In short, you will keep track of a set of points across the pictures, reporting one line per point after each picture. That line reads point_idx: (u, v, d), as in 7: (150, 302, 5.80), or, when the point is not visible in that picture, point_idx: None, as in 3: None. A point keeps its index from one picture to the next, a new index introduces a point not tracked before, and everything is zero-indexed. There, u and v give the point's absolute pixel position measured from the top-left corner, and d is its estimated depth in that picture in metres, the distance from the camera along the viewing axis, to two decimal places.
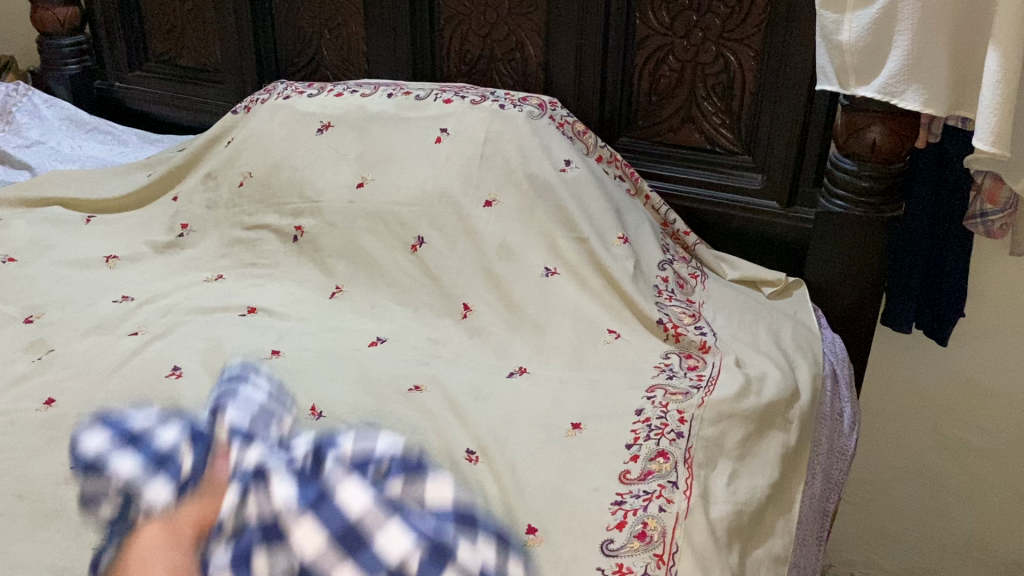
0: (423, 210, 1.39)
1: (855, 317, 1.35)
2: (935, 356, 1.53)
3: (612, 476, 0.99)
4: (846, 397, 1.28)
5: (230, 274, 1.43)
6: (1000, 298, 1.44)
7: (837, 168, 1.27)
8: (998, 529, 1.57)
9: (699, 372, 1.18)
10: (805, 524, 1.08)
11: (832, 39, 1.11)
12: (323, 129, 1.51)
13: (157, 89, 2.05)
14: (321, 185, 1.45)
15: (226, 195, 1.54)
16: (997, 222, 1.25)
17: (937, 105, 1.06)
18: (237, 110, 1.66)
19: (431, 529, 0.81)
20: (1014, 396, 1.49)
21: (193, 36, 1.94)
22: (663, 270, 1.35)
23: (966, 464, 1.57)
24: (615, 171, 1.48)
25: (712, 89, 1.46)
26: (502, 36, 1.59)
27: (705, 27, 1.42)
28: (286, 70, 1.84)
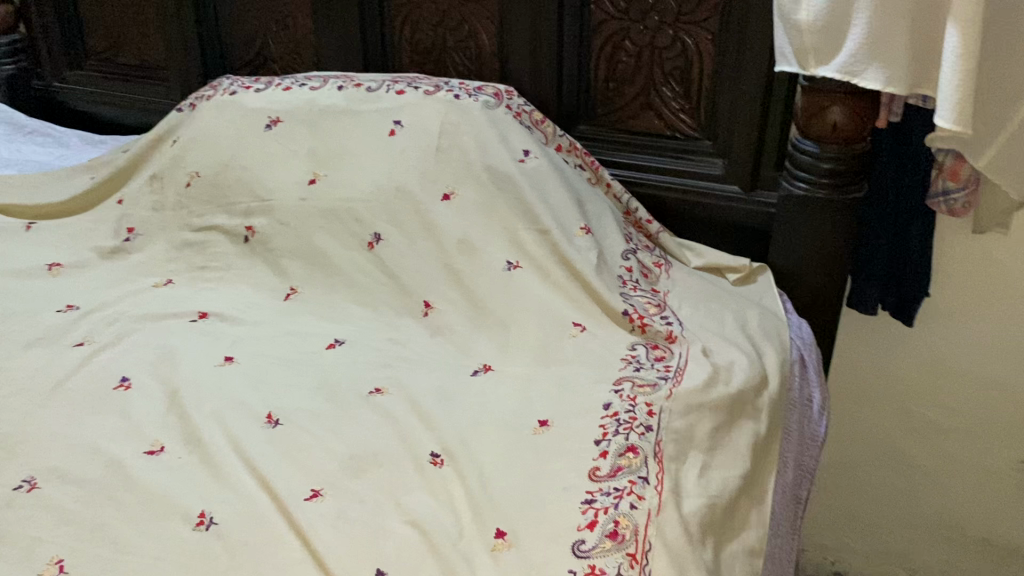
0: (380, 207, 1.35)
1: (820, 301, 1.34)
2: (902, 337, 1.53)
3: (581, 474, 0.96)
4: (815, 383, 1.27)
5: (179, 279, 1.40)
6: (963, 277, 1.44)
7: (798, 152, 1.25)
8: (968, 507, 1.58)
9: (667, 363, 1.15)
10: (778, 514, 1.06)
11: (790, 19, 1.09)
12: (272, 124, 1.46)
13: (97, 88, 1.98)
14: (273, 182, 1.42)
15: (173, 198, 1.49)
16: (960, 200, 1.25)
17: (898, 84, 1.04)
18: (182, 108, 1.60)
19: None
20: (977, 377, 1.50)
21: (134, 33, 1.88)
22: (627, 260, 1.33)
23: (934, 445, 1.57)
24: (575, 161, 1.46)
25: (670, 74, 1.44)
26: (455, 24, 1.55)
27: (661, 11, 1.40)
28: (233, 65, 1.79)
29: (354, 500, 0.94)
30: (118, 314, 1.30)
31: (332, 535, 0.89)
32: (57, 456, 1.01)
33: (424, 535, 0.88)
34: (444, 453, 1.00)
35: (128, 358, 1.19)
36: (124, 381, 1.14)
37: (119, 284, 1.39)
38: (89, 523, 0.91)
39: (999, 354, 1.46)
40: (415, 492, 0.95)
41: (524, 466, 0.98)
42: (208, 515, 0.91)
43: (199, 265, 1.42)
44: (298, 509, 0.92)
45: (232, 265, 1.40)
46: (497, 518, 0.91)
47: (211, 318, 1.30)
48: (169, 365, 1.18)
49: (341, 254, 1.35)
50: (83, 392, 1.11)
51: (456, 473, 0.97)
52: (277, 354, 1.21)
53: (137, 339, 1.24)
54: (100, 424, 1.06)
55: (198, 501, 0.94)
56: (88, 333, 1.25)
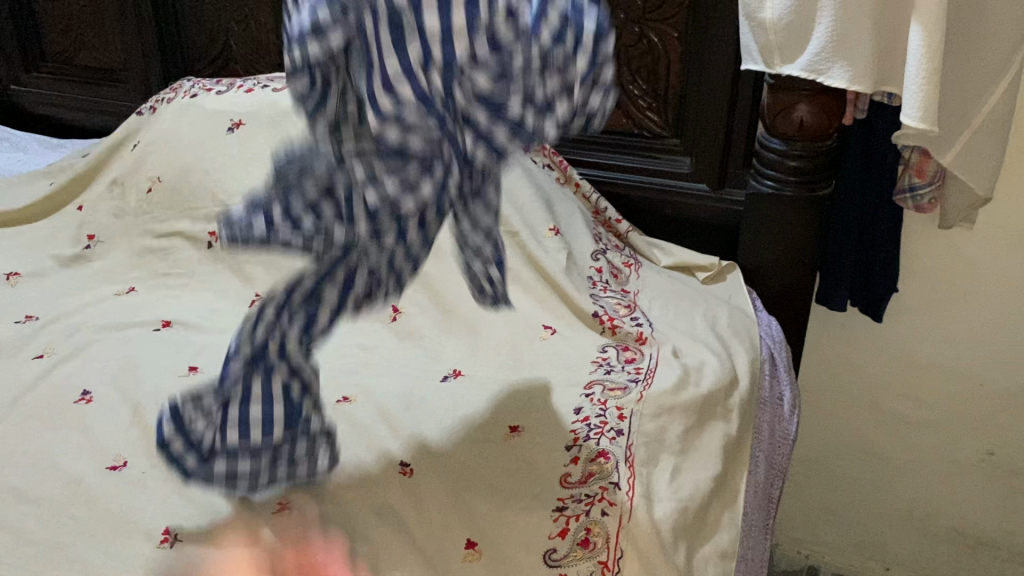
0: None
1: (790, 298, 1.34)
2: (870, 331, 1.53)
3: (552, 480, 0.95)
4: (785, 380, 1.28)
5: (142, 286, 1.38)
6: (930, 272, 1.45)
7: (766, 150, 1.24)
8: (938, 499, 1.59)
9: (637, 364, 1.14)
10: (751, 514, 1.06)
11: (756, 16, 1.08)
12: (233, 128, 1.45)
13: (54, 91, 1.94)
14: (235, 187, 1.41)
15: (134, 204, 1.48)
16: (926, 196, 1.26)
17: (864, 83, 1.04)
18: (142, 111, 1.59)
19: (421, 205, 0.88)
20: (944, 370, 1.51)
21: (92, 35, 1.85)
22: (596, 261, 1.32)
23: (904, 438, 1.58)
24: (543, 160, 1.43)
25: (638, 72, 1.42)
26: None
27: (627, 8, 1.38)
28: (194, 67, 1.77)
29: (322, 512, 0.93)
30: (79, 324, 1.27)
31: (300, 549, 0.87)
32: (14, 474, 0.98)
33: (395, 547, 0.87)
34: (414, 463, 0.99)
35: (89, 370, 1.16)
36: (85, 394, 1.11)
37: (79, 293, 1.36)
38: (50, 543, 0.88)
39: (967, 347, 1.47)
40: (383, 501, 0.94)
41: (495, 473, 0.97)
42: (173, 532, 0.89)
43: (162, 271, 1.40)
44: (265, 524, 0.91)
45: (196, 271, 1.39)
46: (468, 528, 0.90)
47: (175, 326, 1.28)
48: (131, 377, 1.15)
49: None
50: (43, 406, 1.09)
51: (425, 483, 0.96)
52: None
53: (98, 349, 1.21)
54: (60, 439, 1.03)
55: (163, 517, 0.92)
56: (48, 345, 1.22)
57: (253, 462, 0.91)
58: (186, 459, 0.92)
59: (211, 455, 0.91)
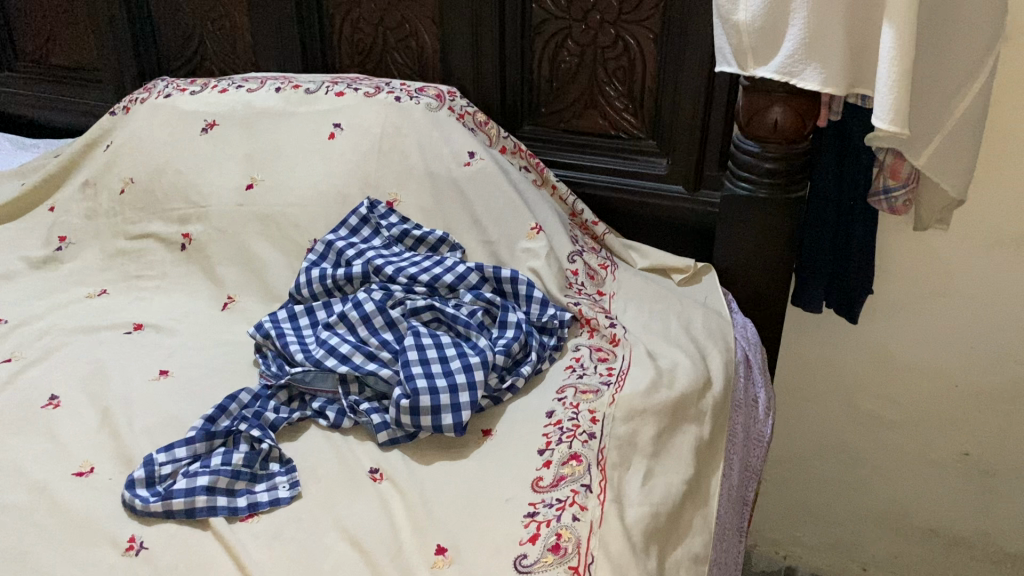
0: (319, 211, 1.35)
1: (765, 300, 1.34)
2: (845, 333, 1.54)
3: (524, 485, 0.94)
4: (760, 382, 1.28)
5: (114, 288, 1.36)
6: (904, 273, 1.45)
7: (741, 152, 1.24)
8: (914, 500, 1.60)
9: (610, 366, 1.14)
10: (724, 516, 1.05)
11: (729, 18, 1.08)
12: (208, 128, 1.45)
13: (27, 91, 1.93)
14: (208, 188, 1.40)
15: (107, 205, 1.46)
16: (901, 197, 1.27)
17: (836, 85, 1.04)
18: (114, 111, 1.57)
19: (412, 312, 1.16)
20: (920, 370, 1.51)
21: (65, 34, 1.84)
22: (573, 262, 1.31)
23: (880, 439, 1.59)
24: (519, 163, 1.45)
25: (613, 74, 1.43)
26: (394, 23, 1.53)
27: (602, 9, 1.38)
28: (168, 67, 1.76)
29: (290, 518, 0.91)
30: (49, 327, 1.26)
31: (265, 555, 0.86)
32: None
33: (362, 552, 0.86)
34: (383, 468, 0.99)
35: (56, 374, 1.15)
36: (53, 399, 1.10)
37: (50, 296, 1.35)
38: (11, 551, 0.86)
39: (942, 347, 1.48)
40: (352, 506, 0.93)
41: (465, 478, 0.96)
42: (138, 540, 0.88)
43: (135, 273, 1.39)
44: (231, 531, 0.89)
45: (169, 273, 1.38)
46: (437, 533, 0.88)
47: (147, 329, 1.27)
48: (100, 382, 1.14)
49: (280, 261, 1.33)
50: (9, 410, 1.07)
51: (396, 488, 0.95)
52: (213, 365, 1.19)
53: (67, 353, 1.20)
54: (26, 445, 1.02)
55: (128, 525, 0.90)
56: (16, 348, 1.20)
57: (211, 482, 0.93)
58: (147, 504, 0.91)
59: (169, 493, 0.92)
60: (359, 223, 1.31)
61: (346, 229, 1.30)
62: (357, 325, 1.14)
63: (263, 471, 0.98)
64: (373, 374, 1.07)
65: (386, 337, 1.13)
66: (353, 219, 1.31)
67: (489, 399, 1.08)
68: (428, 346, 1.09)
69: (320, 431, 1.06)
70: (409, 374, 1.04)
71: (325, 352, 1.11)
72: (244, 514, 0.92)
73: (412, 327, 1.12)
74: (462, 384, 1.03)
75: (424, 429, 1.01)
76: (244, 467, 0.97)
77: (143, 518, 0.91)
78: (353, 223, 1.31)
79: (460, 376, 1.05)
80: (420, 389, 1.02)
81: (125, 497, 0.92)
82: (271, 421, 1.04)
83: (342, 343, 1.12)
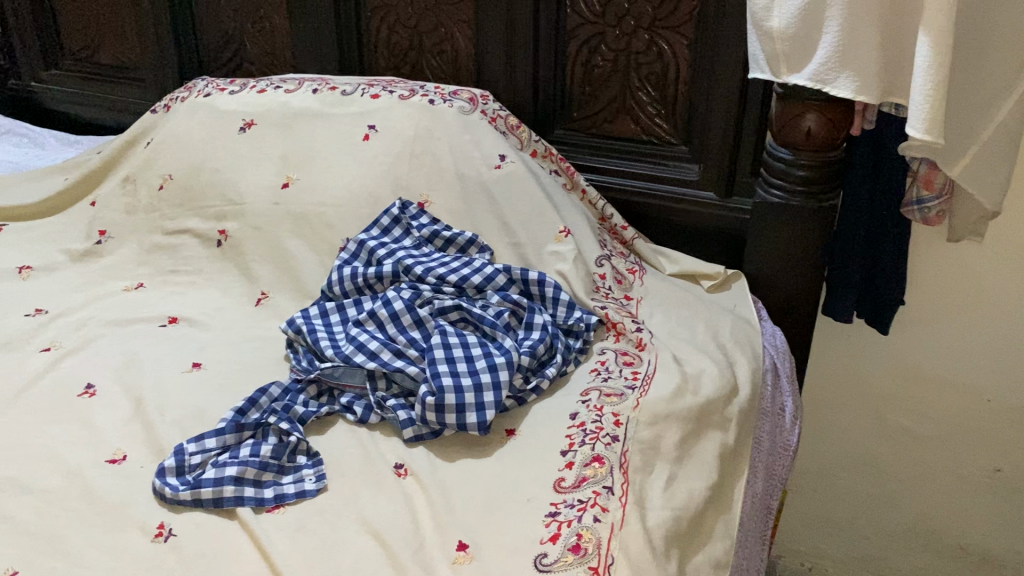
0: (351, 211, 1.37)
1: (795, 308, 1.33)
2: (876, 344, 1.52)
3: (546, 486, 0.95)
4: (787, 391, 1.28)
5: (150, 283, 1.40)
6: (936, 285, 1.44)
7: (774, 159, 1.24)
8: (943, 515, 1.58)
9: (635, 370, 1.14)
10: (746, 524, 1.05)
11: (763, 25, 1.08)
12: (246, 127, 1.48)
13: (73, 88, 1.98)
14: (244, 186, 1.43)
15: (145, 199, 1.50)
16: (934, 209, 1.27)
17: (869, 93, 1.03)
18: (155, 109, 1.61)
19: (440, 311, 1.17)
20: (952, 384, 1.49)
21: (109, 33, 1.88)
22: (601, 266, 1.32)
23: (909, 452, 1.57)
24: (550, 166, 1.46)
25: (646, 79, 1.43)
26: (430, 27, 1.55)
27: (637, 15, 1.39)
28: (209, 68, 1.79)
29: (314, 510, 0.93)
30: (87, 318, 1.29)
31: (289, 546, 0.87)
32: (12, 466, 0.98)
33: (385, 546, 0.87)
34: (408, 464, 1.00)
35: (93, 364, 1.18)
36: (89, 388, 1.13)
37: (88, 288, 1.38)
38: (44, 535, 0.88)
39: (975, 361, 1.46)
40: (376, 501, 0.94)
41: (487, 477, 0.97)
42: (167, 527, 0.90)
43: (170, 268, 1.42)
44: (257, 521, 0.91)
45: (204, 269, 1.41)
46: (459, 530, 0.89)
47: (181, 323, 1.29)
48: (134, 373, 1.16)
49: (312, 259, 1.36)
50: (46, 397, 1.10)
51: (419, 485, 0.97)
52: (244, 358, 1.21)
53: (104, 344, 1.23)
54: (61, 432, 1.04)
55: (158, 513, 0.92)
56: (55, 338, 1.24)
57: (239, 473, 0.95)
58: (176, 492, 0.93)
59: (199, 483, 0.94)
60: (391, 223, 1.32)
61: (378, 228, 1.32)
62: (385, 323, 1.16)
63: (290, 464, 1.00)
64: (400, 371, 1.08)
65: (413, 335, 1.14)
66: (385, 219, 1.32)
67: (513, 400, 1.08)
68: (455, 346, 1.10)
69: (347, 426, 1.08)
70: (435, 372, 1.05)
71: (354, 349, 1.12)
72: (271, 504, 0.93)
73: (439, 326, 1.13)
74: (487, 384, 1.04)
75: (449, 427, 1.02)
76: (272, 459, 0.99)
77: (173, 506, 0.93)
78: (385, 223, 1.32)
79: (485, 376, 1.05)
80: (446, 387, 1.03)
81: (155, 485, 0.94)
82: (300, 415, 1.06)
83: (370, 340, 1.13)
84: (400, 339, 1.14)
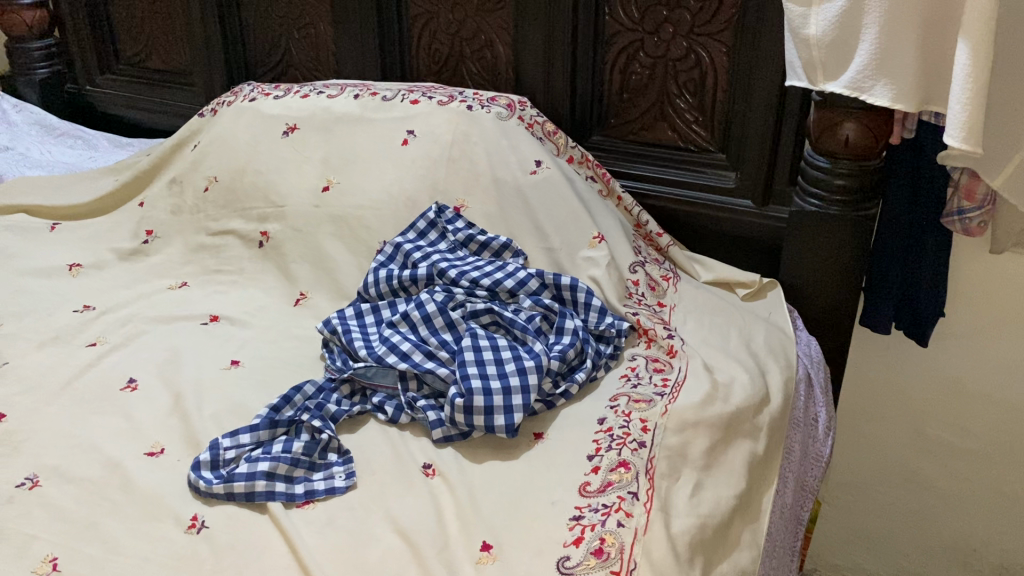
0: (389, 214, 1.39)
1: (831, 318, 1.32)
2: (916, 356, 1.50)
3: (571, 489, 0.95)
4: (821, 401, 1.27)
5: (194, 282, 1.43)
6: (979, 297, 1.41)
7: (812, 167, 1.23)
8: (983, 533, 1.54)
9: (665, 377, 1.14)
10: (774, 534, 1.04)
11: (800, 33, 1.07)
12: (289, 131, 1.51)
13: (126, 92, 2.05)
14: (285, 189, 1.46)
15: (191, 201, 1.54)
16: (976, 219, 1.23)
17: (907, 102, 1.02)
18: (203, 113, 1.65)
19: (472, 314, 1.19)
20: (996, 399, 1.46)
21: (161, 39, 1.94)
22: (634, 273, 1.32)
23: (950, 468, 1.54)
24: (586, 172, 1.46)
25: (684, 86, 1.43)
26: (471, 33, 1.57)
27: (675, 22, 1.39)
28: (256, 72, 1.84)
29: (343, 507, 0.95)
30: (132, 315, 1.33)
31: (316, 542, 0.89)
32: (56, 455, 1.02)
33: (410, 545, 0.88)
34: (436, 464, 1.02)
35: (137, 360, 1.21)
36: (131, 382, 1.16)
37: (135, 286, 1.42)
38: (83, 522, 0.91)
39: (1020, 376, 1.43)
40: (403, 500, 0.95)
41: (514, 480, 0.98)
42: (200, 519, 0.92)
43: (214, 267, 1.46)
44: (287, 516, 0.93)
45: (246, 269, 1.44)
46: (485, 531, 0.90)
47: (221, 321, 1.33)
48: (175, 369, 1.19)
49: (349, 260, 1.38)
50: (90, 390, 1.14)
51: (446, 485, 0.98)
52: (280, 356, 1.24)
53: (147, 340, 1.26)
54: (103, 424, 1.08)
55: (191, 505, 0.95)
56: (101, 334, 1.27)
57: (271, 468, 0.97)
58: (210, 486, 0.95)
59: (232, 477, 0.96)
60: (427, 227, 1.34)
61: (415, 232, 1.34)
62: (418, 325, 1.18)
63: (321, 461, 1.02)
64: (431, 372, 1.10)
65: (446, 338, 1.16)
66: (421, 222, 1.34)
67: (541, 403, 1.09)
68: (486, 348, 1.11)
69: (378, 425, 1.09)
70: (465, 375, 1.07)
71: (387, 349, 1.14)
72: (301, 500, 0.95)
73: (470, 329, 1.15)
74: (515, 387, 1.05)
75: (478, 428, 1.03)
76: (304, 455, 1.01)
77: (206, 499, 0.96)
78: (421, 226, 1.34)
79: (514, 379, 1.06)
80: (475, 389, 1.04)
81: (190, 478, 0.97)
82: (332, 413, 1.08)
83: (403, 341, 1.15)
84: (433, 341, 1.16)
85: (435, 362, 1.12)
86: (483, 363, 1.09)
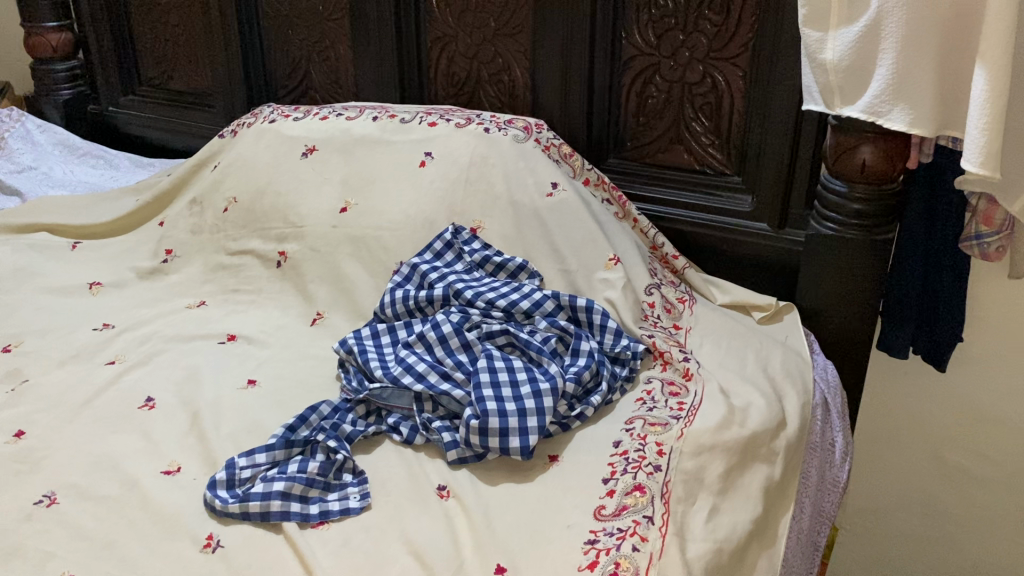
0: (406, 235, 1.40)
1: (848, 341, 1.31)
2: (935, 382, 1.49)
3: (586, 513, 0.95)
4: (838, 426, 1.26)
5: (212, 300, 1.45)
6: (999, 323, 1.40)
7: (828, 191, 1.23)
8: (1003, 561, 1.52)
9: (681, 400, 1.13)
10: (791, 559, 1.03)
11: (817, 58, 1.08)
12: (307, 153, 1.53)
13: (146, 113, 2.08)
14: (304, 209, 1.47)
15: (211, 220, 1.56)
16: (994, 243, 1.24)
17: (924, 126, 1.02)
18: (223, 134, 1.67)
19: (487, 336, 1.19)
20: (1016, 427, 1.44)
21: (183, 60, 1.97)
22: (650, 295, 1.33)
23: (969, 495, 1.52)
24: (603, 195, 1.47)
25: (700, 110, 1.44)
26: (488, 57, 1.59)
27: (692, 47, 1.40)
28: (276, 94, 1.86)
29: (358, 527, 0.95)
30: (151, 333, 1.34)
31: (331, 562, 0.89)
32: (74, 472, 1.03)
33: (425, 567, 0.88)
34: (450, 485, 1.02)
35: (156, 378, 1.22)
36: (149, 401, 1.17)
37: (154, 304, 1.44)
38: (100, 539, 0.92)
39: None
40: (418, 521, 0.95)
41: (529, 502, 0.98)
42: (216, 538, 0.93)
43: (232, 287, 1.47)
44: (302, 536, 0.93)
45: (264, 288, 1.45)
46: (499, 553, 0.90)
47: (238, 341, 1.33)
48: (193, 387, 1.20)
49: (367, 280, 1.39)
50: (108, 408, 1.15)
51: (461, 506, 0.98)
52: (297, 375, 1.24)
53: (165, 358, 1.27)
54: (121, 441, 1.08)
55: (208, 524, 0.95)
56: (120, 352, 1.29)
57: (287, 488, 0.97)
58: (226, 505, 0.96)
59: (247, 496, 0.96)
60: (444, 248, 1.35)
61: (431, 252, 1.35)
62: (433, 346, 1.18)
63: (336, 481, 1.02)
64: (446, 394, 1.10)
65: (460, 358, 1.16)
66: (438, 243, 1.35)
67: (557, 425, 1.09)
68: (501, 369, 1.12)
69: (393, 446, 1.10)
70: (480, 396, 1.07)
71: (403, 370, 1.15)
72: (315, 520, 0.95)
73: (486, 350, 1.15)
74: (531, 409, 1.05)
75: (493, 450, 1.03)
76: (319, 476, 1.01)
77: (222, 518, 0.96)
78: (438, 248, 1.35)
79: (530, 401, 1.06)
80: (489, 411, 1.04)
81: (207, 497, 0.97)
82: (347, 433, 1.08)
83: (418, 362, 1.16)
84: (448, 362, 1.16)
85: (450, 383, 1.12)
86: (499, 384, 1.09)
